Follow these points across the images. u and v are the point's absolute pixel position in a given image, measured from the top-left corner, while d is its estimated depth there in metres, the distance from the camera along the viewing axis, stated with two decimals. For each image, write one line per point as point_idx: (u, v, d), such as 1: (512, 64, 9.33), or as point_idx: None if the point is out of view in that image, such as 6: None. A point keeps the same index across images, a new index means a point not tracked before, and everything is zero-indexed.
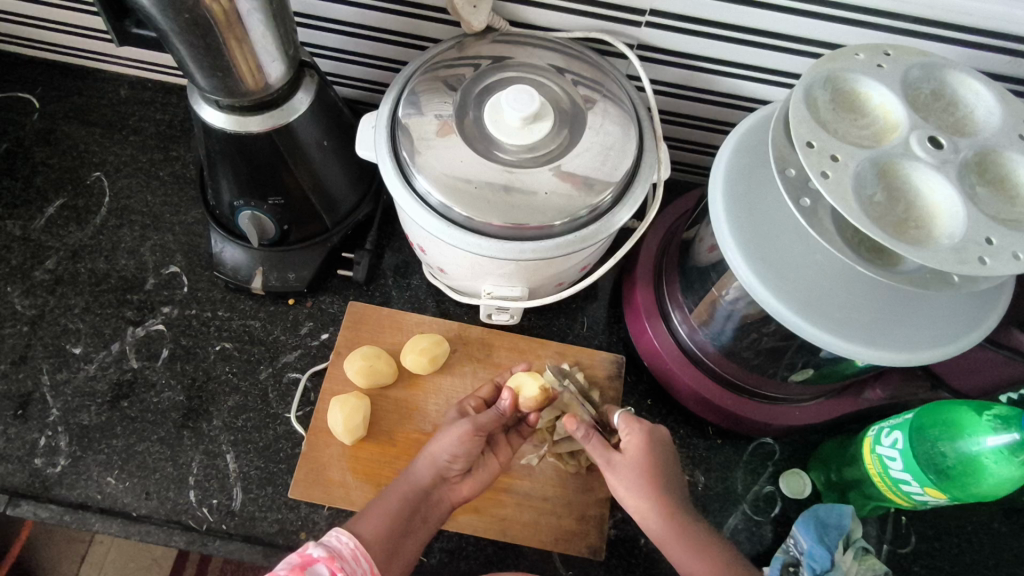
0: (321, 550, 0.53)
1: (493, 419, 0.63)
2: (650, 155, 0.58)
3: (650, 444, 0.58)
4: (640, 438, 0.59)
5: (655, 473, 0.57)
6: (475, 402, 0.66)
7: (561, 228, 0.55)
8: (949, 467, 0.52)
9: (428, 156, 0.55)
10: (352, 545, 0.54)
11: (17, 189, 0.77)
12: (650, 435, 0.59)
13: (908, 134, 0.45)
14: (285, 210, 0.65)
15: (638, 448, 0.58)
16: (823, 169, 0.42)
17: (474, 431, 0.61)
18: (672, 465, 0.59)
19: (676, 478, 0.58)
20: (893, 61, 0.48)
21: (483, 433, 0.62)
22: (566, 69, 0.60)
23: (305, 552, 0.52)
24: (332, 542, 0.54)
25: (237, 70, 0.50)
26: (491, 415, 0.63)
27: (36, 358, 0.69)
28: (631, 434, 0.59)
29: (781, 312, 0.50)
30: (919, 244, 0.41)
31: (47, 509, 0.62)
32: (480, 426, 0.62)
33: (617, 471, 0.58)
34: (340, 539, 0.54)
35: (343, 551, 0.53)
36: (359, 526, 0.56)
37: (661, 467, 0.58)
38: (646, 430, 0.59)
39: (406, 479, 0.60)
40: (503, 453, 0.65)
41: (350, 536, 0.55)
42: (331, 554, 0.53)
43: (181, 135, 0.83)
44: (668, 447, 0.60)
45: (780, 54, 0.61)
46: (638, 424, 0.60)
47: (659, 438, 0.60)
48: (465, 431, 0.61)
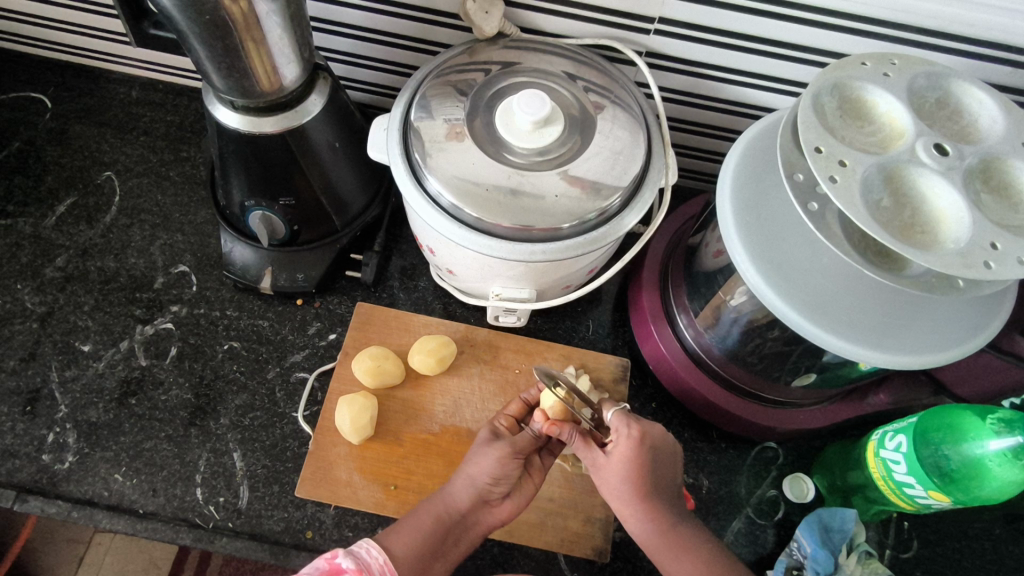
0: (350, 560, 0.53)
1: (530, 441, 0.61)
2: (658, 161, 0.59)
3: (639, 451, 0.55)
4: (627, 443, 0.56)
5: (640, 481, 0.55)
6: (506, 420, 0.64)
7: (571, 231, 0.55)
8: (953, 470, 0.53)
9: (439, 158, 0.55)
10: (381, 561, 0.54)
11: (28, 187, 0.78)
12: (639, 441, 0.56)
13: (914, 141, 0.46)
14: (296, 211, 0.66)
15: (624, 455, 0.55)
16: (831, 174, 0.43)
17: (511, 452, 0.59)
18: (664, 471, 0.57)
19: (664, 483, 0.56)
20: (898, 70, 0.49)
21: (520, 454, 0.60)
22: (576, 75, 0.61)
23: (334, 561, 0.53)
24: (362, 554, 0.54)
25: (253, 71, 0.51)
26: (528, 436, 0.61)
27: (46, 355, 0.69)
28: (619, 440, 0.56)
29: (788, 315, 0.51)
30: (926, 248, 0.42)
31: (54, 505, 0.62)
32: (517, 447, 0.60)
33: (603, 476, 0.56)
34: (370, 553, 0.54)
35: (372, 564, 0.53)
36: (389, 538, 0.55)
37: (646, 474, 0.55)
38: (635, 436, 0.56)
39: (442, 500, 0.58)
40: (539, 476, 0.63)
41: (379, 551, 0.54)
42: (359, 565, 0.53)
43: (192, 136, 0.83)
44: (660, 450, 0.57)
45: (785, 63, 0.63)
46: (627, 428, 0.56)
47: (653, 443, 0.56)
48: (505, 451, 0.59)
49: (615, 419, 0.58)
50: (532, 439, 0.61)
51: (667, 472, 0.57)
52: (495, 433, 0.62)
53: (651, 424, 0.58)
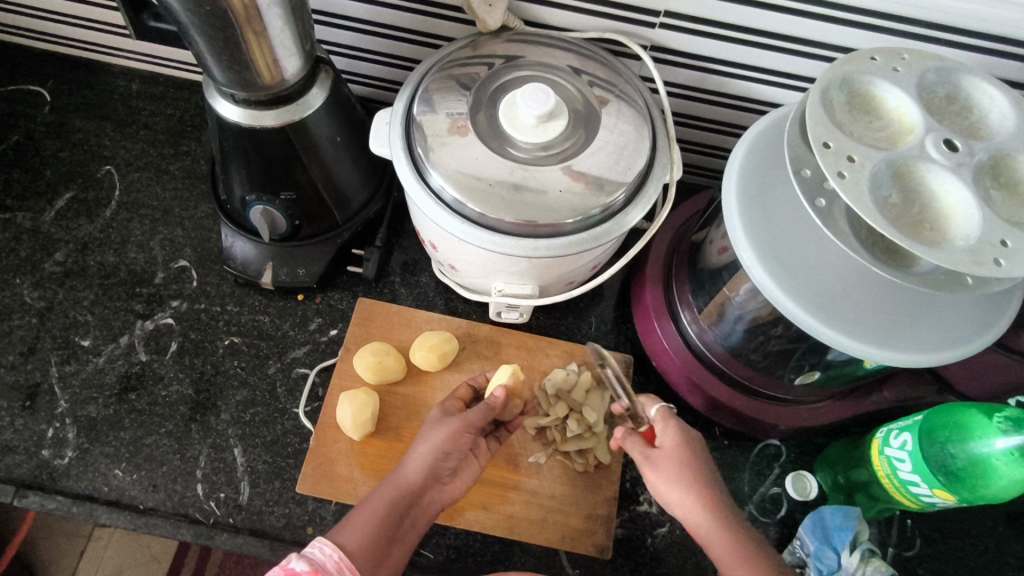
0: (304, 562, 0.49)
1: (484, 415, 0.62)
2: (663, 156, 0.58)
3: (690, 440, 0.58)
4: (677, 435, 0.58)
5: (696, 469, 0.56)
6: (457, 402, 0.65)
7: (574, 226, 0.55)
8: (959, 468, 0.52)
9: (442, 152, 0.55)
10: (336, 558, 0.50)
11: (27, 181, 0.77)
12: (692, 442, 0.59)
13: (923, 137, 0.46)
14: (297, 205, 0.65)
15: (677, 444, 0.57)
16: (840, 169, 0.43)
17: (462, 427, 0.60)
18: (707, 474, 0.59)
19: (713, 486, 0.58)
20: (908, 64, 0.49)
21: (472, 430, 0.61)
22: (581, 70, 0.60)
23: (287, 566, 0.48)
24: (315, 554, 0.50)
25: (254, 64, 0.50)
26: (480, 411, 0.62)
27: (45, 350, 0.68)
28: (666, 432, 0.59)
29: (794, 312, 0.50)
30: (935, 245, 0.41)
31: (54, 500, 0.62)
32: (469, 422, 0.61)
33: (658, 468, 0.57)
34: (323, 551, 0.50)
35: (327, 563, 0.49)
36: (343, 534, 0.52)
37: (700, 464, 0.57)
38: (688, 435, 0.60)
39: (395, 482, 0.57)
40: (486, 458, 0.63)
41: (334, 547, 0.50)
42: (314, 567, 0.49)
43: (192, 130, 0.83)
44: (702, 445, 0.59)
45: (792, 57, 0.62)
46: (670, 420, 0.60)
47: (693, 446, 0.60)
48: (453, 426, 0.60)
49: (659, 412, 0.60)
50: (486, 414, 0.62)
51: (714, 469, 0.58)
52: (446, 412, 0.63)
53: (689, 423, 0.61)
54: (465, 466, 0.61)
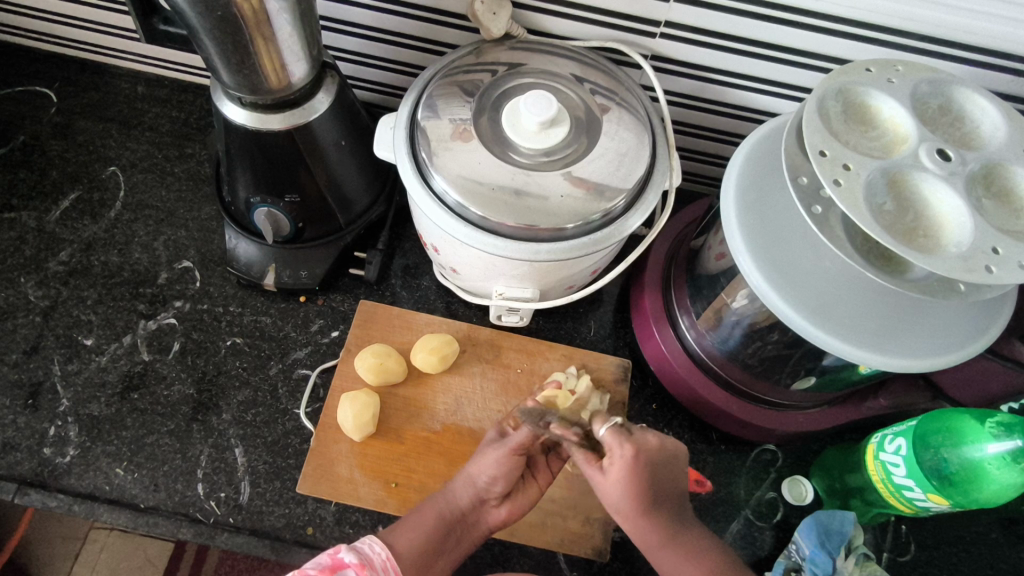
0: (353, 555, 0.54)
1: (530, 435, 0.61)
2: (662, 163, 0.59)
3: (633, 470, 0.55)
4: (622, 464, 0.55)
5: (640, 498, 0.54)
6: (512, 420, 0.64)
7: (575, 231, 0.56)
8: (952, 473, 0.53)
9: (445, 157, 0.56)
10: (383, 556, 0.55)
11: (33, 181, 0.78)
12: (634, 459, 0.55)
13: (917, 146, 0.47)
14: (302, 208, 0.66)
15: (619, 471, 0.55)
16: (835, 177, 0.44)
17: (512, 451, 0.60)
18: (662, 484, 0.56)
19: (670, 498, 0.56)
20: (902, 75, 0.50)
21: (523, 453, 0.60)
22: (583, 78, 0.61)
23: (336, 555, 0.54)
24: (365, 549, 0.56)
25: (262, 68, 0.51)
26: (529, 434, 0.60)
27: (48, 349, 0.69)
28: (614, 459, 0.55)
29: (791, 317, 0.51)
30: (928, 252, 0.42)
31: (55, 498, 0.63)
32: (519, 447, 0.60)
33: (605, 491, 0.56)
34: (373, 549, 0.55)
35: (374, 559, 0.55)
36: (393, 535, 0.57)
37: (646, 493, 0.55)
38: (630, 455, 0.55)
39: (444, 497, 0.59)
40: (542, 477, 0.64)
41: (382, 547, 0.56)
42: (362, 561, 0.54)
43: (197, 133, 0.84)
44: (657, 463, 0.56)
45: (789, 67, 0.63)
46: (620, 447, 0.56)
47: (647, 457, 0.56)
48: (503, 452, 0.60)
49: (607, 436, 0.57)
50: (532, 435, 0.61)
51: (670, 482, 0.57)
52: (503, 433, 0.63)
53: (645, 437, 0.58)
54: (517, 489, 0.62)
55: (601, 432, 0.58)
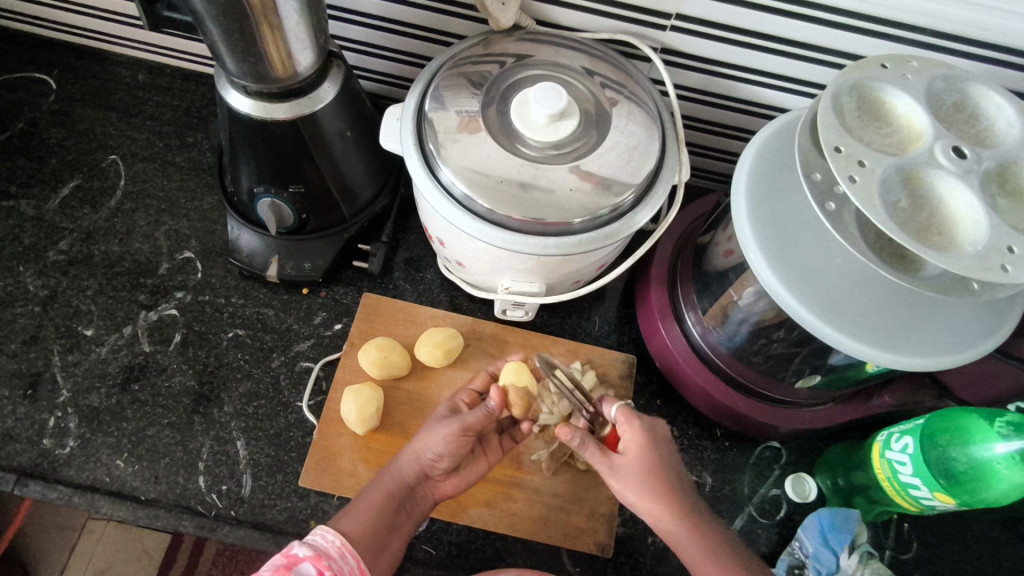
0: (307, 549, 0.51)
1: (482, 417, 0.61)
2: (672, 158, 0.59)
3: (649, 446, 0.56)
4: (637, 442, 0.57)
5: (658, 479, 0.55)
6: (467, 397, 0.65)
7: (582, 225, 0.55)
8: (960, 472, 0.52)
9: (453, 148, 0.55)
10: (338, 544, 0.52)
11: (32, 168, 0.77)
12: (648, 436, 0.57)
13: (932, 143, 0.46)
14: (305, 199, 0.65)
15: (637, 451, 0.56)
16: (851, 174, 0.43)
17: (462, 429, 0.60)
18: (676, 467, 0.57)
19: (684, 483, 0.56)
20: (917, 71, 0.50)
21: (471, 432, 0.60)
22: (593, 71, 0.61)
23: (290, 552, 0.50)
24: (319, 541, 0.53)
25: (267, 57, 0.50)
26: (479, 414, 0.61)
27: (47, 339, 0.68)
28: (627, 436, 0.57)
29: (801, 313, 0.51)
30: (943, 250, 0.42)
31: (55, 490, 0.62)
32: (469, 425, 0.60)
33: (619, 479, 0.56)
34: (325, 539, 0.53)
35: (329, 549, 0.52)
36: (343, 523, 0.55)
37: (665, 474, 0.55)
38: (646, 433, 0.57)
39: (390, 474, 0.59)
40: (492, 453, 0.64)
41: (335, 535, 0.53)
42: (317, 552, 0.51)
43: (198, 121, 0.82)
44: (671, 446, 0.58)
45: (800, 62, 0.62)
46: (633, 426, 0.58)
47: (659, 438, 0.58)
48: (453, 431, 0.60)
49: (620, 415, 0.59)
50: (484, 416, 0.61)
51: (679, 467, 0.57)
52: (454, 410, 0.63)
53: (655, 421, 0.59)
54: (465, 463, 0.62)
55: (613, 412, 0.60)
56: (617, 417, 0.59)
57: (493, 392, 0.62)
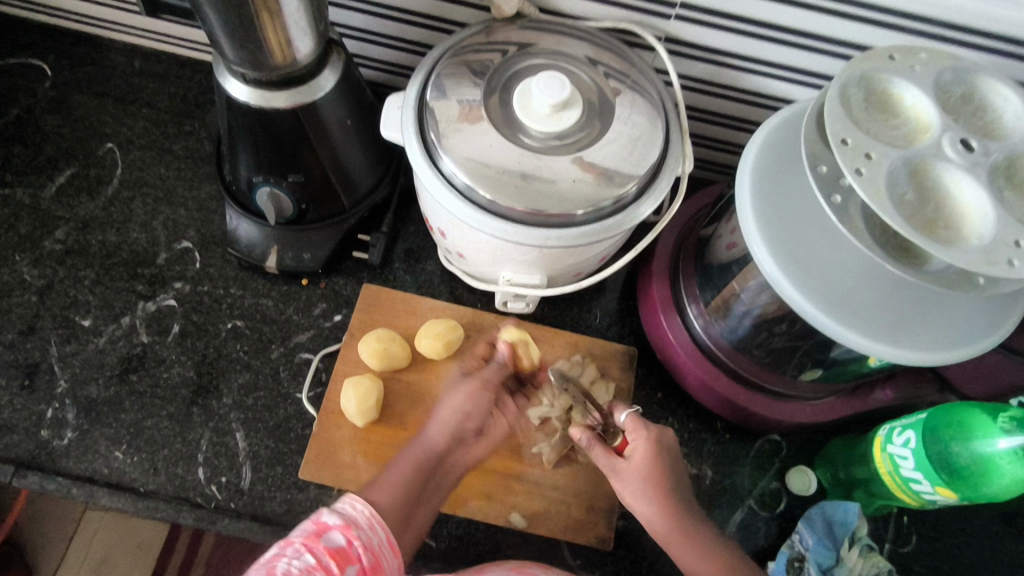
0: (336, 516, 0.49)
1: (498, 372, 0.65)
2: (676, 149, 0.58)
3: (655, 457, 0.56)
4: (643, 452, 0.56)
5: (659, 491, 0.55)
6: (476, 360, 0.67)
7: (585, 217, 0.55)
8: (962, 467, 0.52)
9: (455, 138, 0.54)
10: (367, 514, 0.50)
11: (27, 156, 0.76)
12: (654, 446, 0.57)
13: (940, 135, 0.46)
14: (304, 188, 0.64)
15: (641, 462, 0.56)
16: (857, 166, 0.43)
17: (480, 386, 0.63)
18: (680, 475, 0.57)
19: (685, 492, 0.56)
20: (925, 62, 0.49)
21: (490, 386, 0.64)
22: (597, 61, 0.60)
23: (320, 518, 0.48)
24: (347, 508, 0.50)
25: (266, 44, 0.49)
26: (494, 368, 0.65)
27: (45, 329, 0.68)
28: (634, 447, 0.57)
29: (805, 308, 0.51)
30: (950, 245, 0.42)
31: (53, 481, 0.62)
32: (486, 381, 0.64)
33: (622, 482, 0.57)
34: (353, 506, 0.50)
35: (359, 518, 0.49)
36: (372, 492, 0.53)
37: (667, 486, 0.55)
38: (651, 442, 0.57)
39: (419, 446, 0.58)
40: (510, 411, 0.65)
41: (365, 504, 0.51)
42: (346, 521, 0.49)
43: (197, 109, 0.81)
44: (674, 454, 0.58)
45: (806, 53, 0.62)
46: (641, 435, 0.57)
47: (666, 447, 0.57)
48: (470, 389, 0.62)
49: (629, 421, 0.58)
50: (499, 371, 0.65)
51: (684, 476, 0.58)
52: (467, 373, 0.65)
53: (663, 427, 0.59)
54: (489, 426, 0.62)
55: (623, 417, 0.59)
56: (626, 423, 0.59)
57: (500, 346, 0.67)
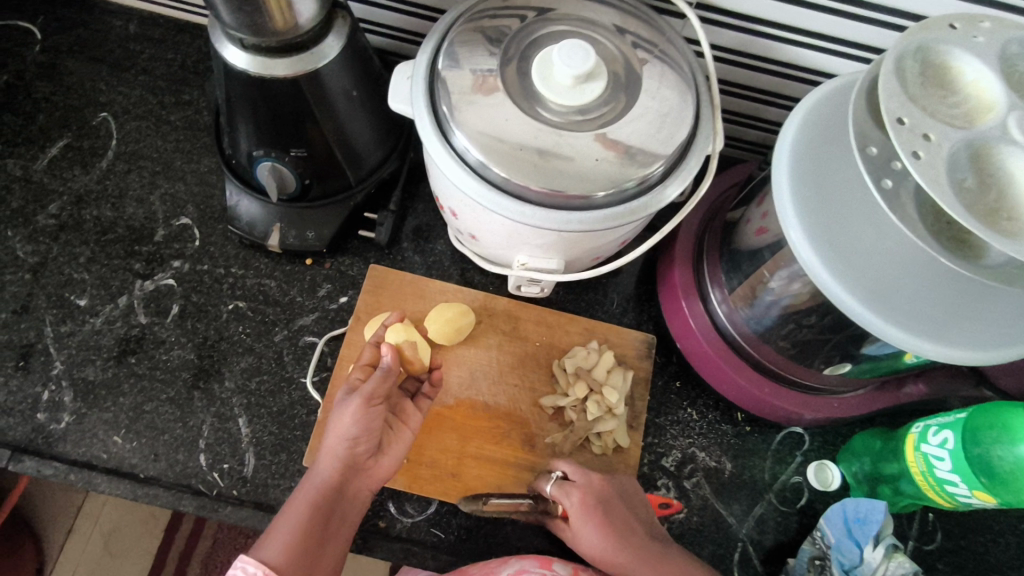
0: None
1: (382, 380, 0.55)
2: (707, 125, 0.54)
3: (589, 513, 0.56)
4: (577, 513, 0.56)
5: (610, 543, 0.55)
6: (364, 369, 0.58)
7: (606, 199, 0.51)
8: (1004, 471, 0.49)
9: (468, 112, 0.50)
10: None
11: (18, 126, 0.72)
12: (584, 502, 0.57)
13: (1005, 115, 0.42)
14: (308, 162, 0.61)
15: (581, 523, 0.56)
16: (914, 149, 0.39)
17: (367, 402, 0.54)
18: (623, 515, 0.57)
19: (637, 525, 0.56)
20: (989, 33, 0.44)
21: (379, 400, 0.55)
22: (625, 29, 0.55)
23: None
24: None
25: (265, 5, 0.45)
26: (381, 378, 0.55)
27: (39, 308, 0.65)
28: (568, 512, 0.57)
29: (844, 301, 0.47)
30: (1013, 237, 0.38)
31: (51, 466, 0.60)
32: (373, 395, 0.55)
33: (580, 548, 0.57)
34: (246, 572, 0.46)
35: None
36: (267, 548, 0.48)
37: (616, 534, 0.55)
38: (578, 501, 0.57)
39: (313, 481, 0.53)
40: (412, 420, 0.59)
41: (257, 565, 0.46)
42: None
43: (195, 77, 0.77)
44: (609, 496, 0.58)
45: (851, 22, 0.57)
46: (569, 497, 0.57)
47: (596, 496, 0.57)
48: (360, 406, 0.54)
49: (555, 491, 0.58)
50: (384, 378, 0.55)
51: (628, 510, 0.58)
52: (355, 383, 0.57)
53: (587, 476, 0.59)
54: (388, 441, 0.57)
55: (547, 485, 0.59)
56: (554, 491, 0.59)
57: (386, 349, 0.56)
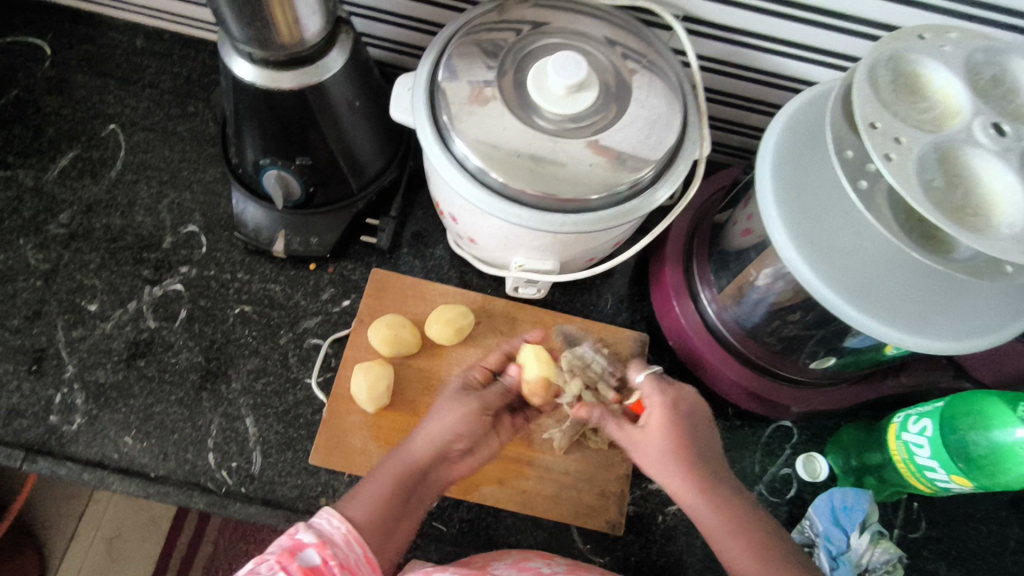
0: (312, 534, 0.46)
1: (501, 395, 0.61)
2: (693, 132, 0.57)
3: (673, 412, 0.56)
4: (662, 409, 0.56)
5: (680, 441, 0.54)
6: (480, 373, 0.63)
7: (599, 203, 0.54)
8: (980, 455, 0.52)
9: (467, 121, 0.53)
10: (344, 530, 0.47)
11: (29, 137, 0.75)
12: (671, 404, 0.57)
13: (971, 120, 0.45)
14: (312, 171, 0.63)
15: (660, 420, 0.56)
16: (886, 151, 0.42)
17: (481, 408, 0.59)
18: (705, 443, 0.56)
19: (718, 472, 0.54)
20: (956, 43, 0.47)
21: (488, 411, 0.59)
22: (615, 42, 0.58)
23: (296, 535, 0.45)
24: (323, 524, 0.48)
25: (273, 21, 0.48)
26: (496, 391, 0.61)
27: (51, 314, 0.67)
28: (653, 405, 0.57)
29: (826, 296, 0.50)
30: (979, 232, 0.41)
31: (63, 466, 0.61)
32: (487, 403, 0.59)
33: (641, 448, 0.56)
34: (331, 522, 0.48)
35: (335, 535, 0.47)
36: (352, 507, 0.50)
37: (689, 444, 0.55)
38: (668, 401, 0.57)
39: (401, 456, 0.54)
40: (504, 430, 0.62)
41: (342, 520, 0.48)
42: (322, 539, 0.46)
43: (200, 90, 0.80)
44: (697, 414, 0.57)
45: (827, 33, 0.60)
46: (659, 393, 0.58)
47: (686, 406, 0.57)
48: (465, 404, 0.58)
49: (648, 381, 0.59)
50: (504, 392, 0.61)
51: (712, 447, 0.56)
52: (469, 385, 0.61)
53: (684, 388, 0.59)
54: (484, 442, 0.59)
55: (641, 377, 0.60)
56: (644, 384, 0.59)
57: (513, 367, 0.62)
